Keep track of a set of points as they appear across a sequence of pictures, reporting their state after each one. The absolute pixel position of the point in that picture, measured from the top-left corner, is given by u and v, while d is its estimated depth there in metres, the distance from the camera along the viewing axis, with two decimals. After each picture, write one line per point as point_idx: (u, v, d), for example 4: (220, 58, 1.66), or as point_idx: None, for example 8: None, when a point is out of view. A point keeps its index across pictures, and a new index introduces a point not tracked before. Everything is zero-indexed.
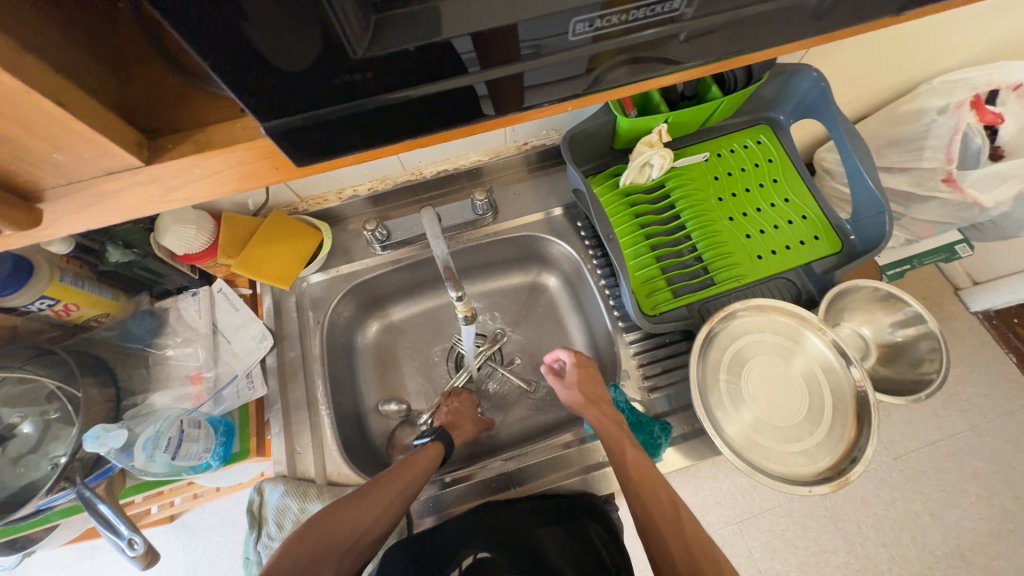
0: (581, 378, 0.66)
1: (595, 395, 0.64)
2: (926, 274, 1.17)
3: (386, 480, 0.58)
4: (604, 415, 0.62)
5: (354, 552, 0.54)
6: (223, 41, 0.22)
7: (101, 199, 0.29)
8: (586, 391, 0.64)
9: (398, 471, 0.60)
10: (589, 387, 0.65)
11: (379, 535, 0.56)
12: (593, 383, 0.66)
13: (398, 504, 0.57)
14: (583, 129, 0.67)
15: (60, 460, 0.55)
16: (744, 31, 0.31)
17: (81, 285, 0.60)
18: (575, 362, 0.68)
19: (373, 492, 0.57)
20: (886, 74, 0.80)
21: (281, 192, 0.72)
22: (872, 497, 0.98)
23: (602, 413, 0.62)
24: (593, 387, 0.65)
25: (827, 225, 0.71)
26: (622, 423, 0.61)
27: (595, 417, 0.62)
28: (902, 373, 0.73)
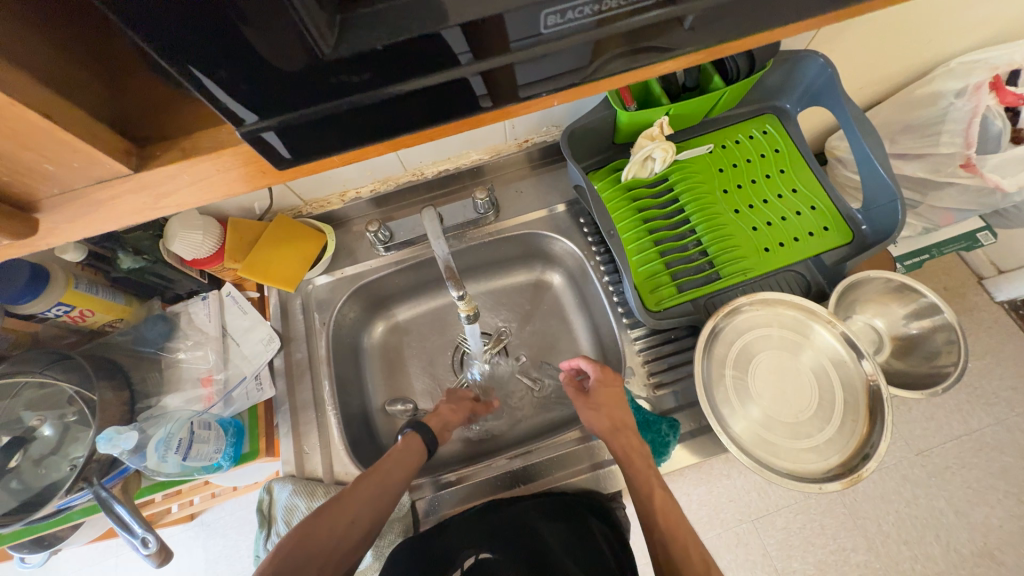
0: (606, 399, 0.62)
1: (622, 423, 0.60)
2: (947, 263, 1.13)
3: (362, 480, 0.57)
4: (630, 446, 0.58)
5: (340, 554, 0.52)
6: (197, 46, 0.22)
7: (94, 208, 0.29)
8: (612, 417, 0.61)
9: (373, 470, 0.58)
10: (617, 412, 0.61)
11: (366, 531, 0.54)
12: (622, 409, 0.61)
13: (379, 501, 0.56)
14: (583, 124, 0.67)
15: (78, 462, 0.56)
16: (730, 17, 0.30)
17: (95, 291, 0.61)
18: (602, 381, 0.64)
19: (348, 494, 0.55)
20: (899, 57, 0.78)
21: (285, 196, 0.73)
22: (893, 494, 0.95)
23: (628, 444, 0.59)
24: (622, 412, 0.61)
25: (837, 215, 0.69)
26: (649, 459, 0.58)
27: (619, 447, 0.58)
28: (918, 366, 0.71)
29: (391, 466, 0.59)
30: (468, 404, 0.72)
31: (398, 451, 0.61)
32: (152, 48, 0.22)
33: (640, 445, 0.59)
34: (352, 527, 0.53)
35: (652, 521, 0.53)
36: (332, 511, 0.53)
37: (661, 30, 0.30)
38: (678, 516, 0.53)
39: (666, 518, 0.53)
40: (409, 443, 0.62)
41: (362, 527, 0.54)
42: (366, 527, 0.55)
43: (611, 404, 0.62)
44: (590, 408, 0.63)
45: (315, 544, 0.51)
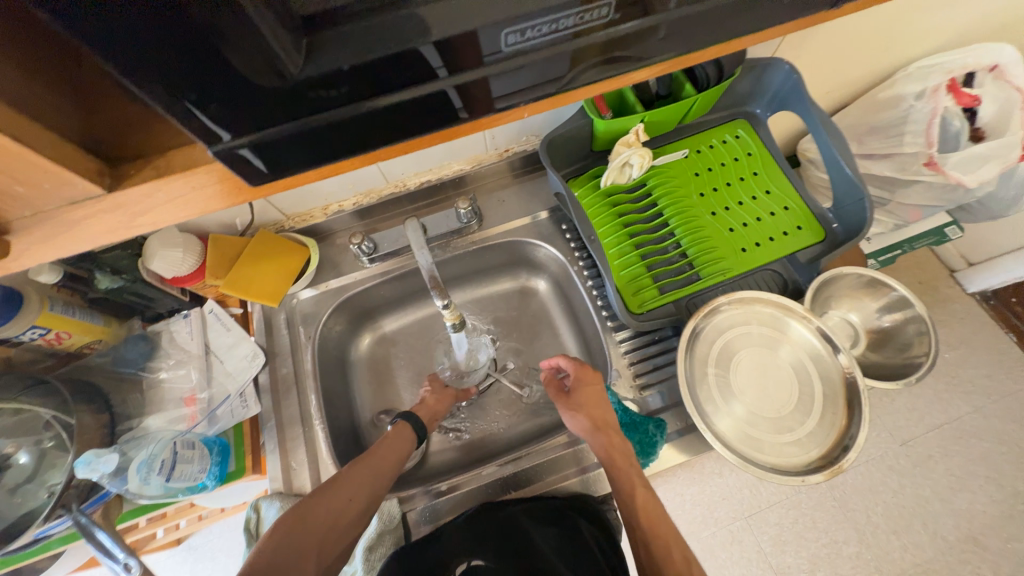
0: (588, 399, 0.63)
1: (603, 422, 0.61)
2: (920, 258, 1.17)
3: (358, 465, 0.58)
4: (612, 444, 0.59)
5: (335, 534, 0.53)
6: (168, 69, 0.23)
7: (67, 228, 0.29)
8: (593, 417, 0.61)
9: (367, 453, 0.60)
10: (599, 411, 0.62)
11: (359, 515, 0.56)
12: (604, 408, 0.62)
13: (374, 483, 0.58)
14: (561, 133, 0.68)
15: (55, 489, 0.55)
16: (689, 30, 0.32)
17: (72, 313, 0.60)
18: (583, 381, 0.65)
19: (344, 477, 0.57)
20: (861, 62, 0.81)
21: (267, 211, 0.73)
22: (879, 485, 0.97)
23: (610, 443, 0.59)
24: (604, 411, 0.62)
25: (810, 214, 0.71)
26: (631, 457, 0.58)
27: (601, 446, 0.59)
28: (892, 358, 0.73)
29: (383, 453, 0.61)
30: (451, 392, 0.74)
31: (390, 439, 0.63)
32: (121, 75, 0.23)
33: (622, 442, 0.59)
34: (350, 504, 0.55)
35: (635, 519, 0.53)
36: (331, 491, 0.55)
37: (622, 43, 0.31)
38: (660, 514, 0.53)
39: (648, 516, 0.53)
40: (399, 431, 0.65)
41: (358, 505, 0.56)
42: (362, 507, 0.56)
43: (592, 404, 0.63)
44: (572, 408, 0.63)
45: (315, 520, 0.52)
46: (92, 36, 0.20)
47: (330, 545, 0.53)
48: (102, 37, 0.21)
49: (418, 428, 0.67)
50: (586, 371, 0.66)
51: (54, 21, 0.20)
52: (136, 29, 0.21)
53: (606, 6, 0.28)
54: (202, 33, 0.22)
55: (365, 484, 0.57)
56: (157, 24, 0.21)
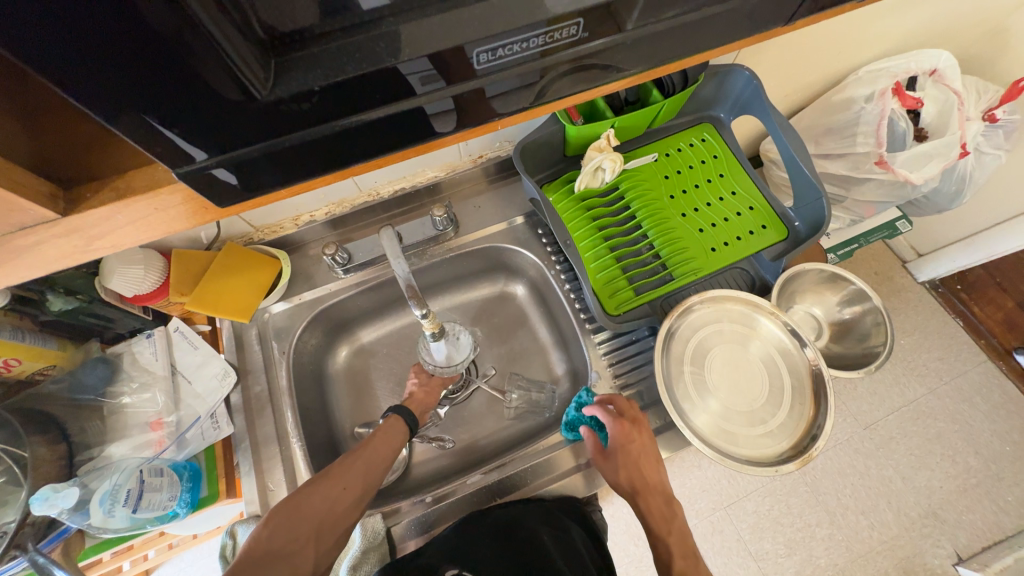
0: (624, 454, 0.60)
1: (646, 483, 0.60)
2: (875, 250, 1.24)
3: (352, 456, 0.57)
4: (652, 504, 0.60)
5: (332, 524, 0.52)
6: (130, 87, 0.22)
7: (16, 254, 0.27)
8: (635, 478, 0.60)
9: (359, 447, 0.59)
10: (642, 470, 0.60)
11: (354, 506, 0.55)
12: (648, 466, 0.61)
13: (370, 473, 0.57)
14: (534, 139, 0.69)
15: (9, 527, 0.51)
16: (656, 45, 0.33)
17: (21, 338, 0.56)
18: (629, 437, 0.60)
19: (339, 467, 0.56)
20: (816, 67, 0.85)
21: (233, 224, 0.70)
22: (847, 467, 1.02)
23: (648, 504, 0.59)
24: (647, 469, 0.61)
25: (773, 214, 0.74)
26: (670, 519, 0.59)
27: (642, 506, 0.60)
28: (852, 348, 0.77)
29: (378, 448, 0.60)
30: (440, 382, 0.74)
31: (384, 434, 0.62)
32: (80, 99, 0.22)
33: (662, 500, 0.60)
34: (344, 492, 0.54)
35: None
36: (325, 480, 0.54)
37: (595, 55, 0.31)
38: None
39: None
40: (391, 424, 0.63)
41: (354, 494, 0.55)
42: (358, 497, 0.55)
43: (635, 464, 0.60)
44: (611, 465, 0.61)
45: (308, 510, 0.51)
46: (52, 66, 0.20)
47: (327, 529, 0.52)
48: (63, 67, 0.20)
49: (411, 419, 0.65)
50: (631, 425, 0.61)
51: (7, 50, 0.19)
52: (97, 56, 0.20)
53: (575, 26, 0.29)
54: (170, 45, 0.21)
55: (360, 474, 0.56)
56: (121, 37, 0.20)
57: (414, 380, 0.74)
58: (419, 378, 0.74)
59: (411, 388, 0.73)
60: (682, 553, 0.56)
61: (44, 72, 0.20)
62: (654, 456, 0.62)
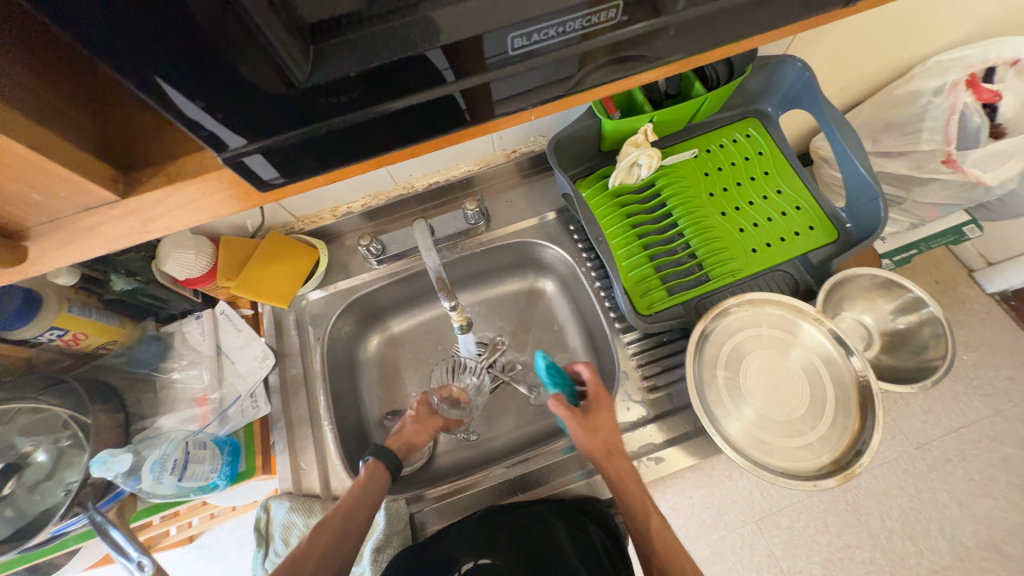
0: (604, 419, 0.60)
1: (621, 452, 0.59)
2: (938, 257, 1.14)
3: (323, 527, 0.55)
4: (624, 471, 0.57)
5: None
6: (179, 74, 0.23)
7: (82, 234, 0.30)
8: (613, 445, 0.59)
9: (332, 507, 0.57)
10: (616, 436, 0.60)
11: None
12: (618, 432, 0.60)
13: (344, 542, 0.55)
14: (569, 134, 0.68)
15: (73, 486, 0.56)
16: (700, 32, 0.31)
17: (88, 314, 0.62)
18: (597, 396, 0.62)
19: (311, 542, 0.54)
20: (877, 57, 0.79)
21: (277, 213, 0.74)
22: (895, 489, 0.95)
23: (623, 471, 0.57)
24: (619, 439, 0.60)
25: (822, 214, 0.70)
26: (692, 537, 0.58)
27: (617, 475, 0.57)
28: (906, 361, 0.72)
29: (355, 503, 0.58)
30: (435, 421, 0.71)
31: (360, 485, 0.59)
32: (138, 87, 0.23)
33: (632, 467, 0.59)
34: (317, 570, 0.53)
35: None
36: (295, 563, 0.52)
37: (630, 44, 0.31)
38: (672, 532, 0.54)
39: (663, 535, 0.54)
40: (370, 475, 0.60)
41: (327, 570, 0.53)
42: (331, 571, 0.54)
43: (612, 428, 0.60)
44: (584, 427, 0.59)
45: None
46: (110, 52, 0.21)
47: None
48: (121, 56, 0.21)
49: (391, 459, 0.62)
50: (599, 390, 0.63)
51: (74, 38, 0.20)
52: (153, 47, 0.22)
53: (614, 9, 0.28)
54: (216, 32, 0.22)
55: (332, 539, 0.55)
56: (169, 23, 0.21)
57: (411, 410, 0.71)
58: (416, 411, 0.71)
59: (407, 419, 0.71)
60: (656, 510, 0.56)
61: (104, 59, 0.22)
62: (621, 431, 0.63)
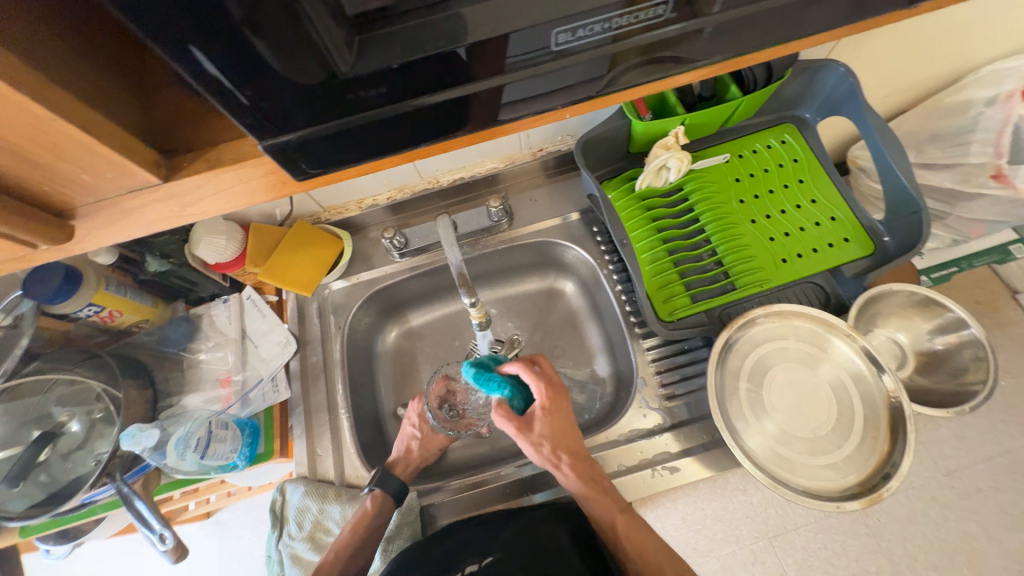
0: (549, 422, 0.60)
1: (573, 452, 0.59)
2: (980, 276, 1.08)
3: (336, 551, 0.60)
4: (578, 474, 0.58)
5: None
6: (224, 62, 0.23)
7: (124, 215, 0.31)
8: (564, 447, 0.59)
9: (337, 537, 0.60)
10: (565, 436, 0.59)
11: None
12: (567, 433, 0.60)
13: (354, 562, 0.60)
14: (598, 134, 0.67)
15: (103, 457, 0.59)
16: (743, 32, 0.30)
17: (124, 293, 0.64)
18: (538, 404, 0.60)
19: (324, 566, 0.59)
20: (926, 65, 0.76)
21: (305, 202, 0.75)
22: (920, 516, 0.91)
23: (580, 472, 0.58)
24: (571, 436, 0.60)
25: (858, 226, 0.67)
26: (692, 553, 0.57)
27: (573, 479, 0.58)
28: (942, 384, 0.68)
29: (362, 534, 0.61)
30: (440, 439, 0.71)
31: (366, 517, 0.61)
32: (190, 73, 0.23)
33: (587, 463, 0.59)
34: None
35: None
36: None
37: (667, 44, 0.30)
38: (638, 531, 0.56)
39: (630, 536, 0.56)
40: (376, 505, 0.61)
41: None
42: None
43: (560, 431, 0.60)
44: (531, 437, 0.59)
45: None
46: (160, 38, 0.21)
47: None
48: (171, 42, 0.22)
49: (395, 485, 0.62)
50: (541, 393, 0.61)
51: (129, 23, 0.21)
52: (200, 36, 0.22)
53: (660, 6, 0.27)
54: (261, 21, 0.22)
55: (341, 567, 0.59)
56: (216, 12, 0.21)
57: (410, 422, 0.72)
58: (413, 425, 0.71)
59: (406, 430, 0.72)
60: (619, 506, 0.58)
61: (156, 43, 0.22)
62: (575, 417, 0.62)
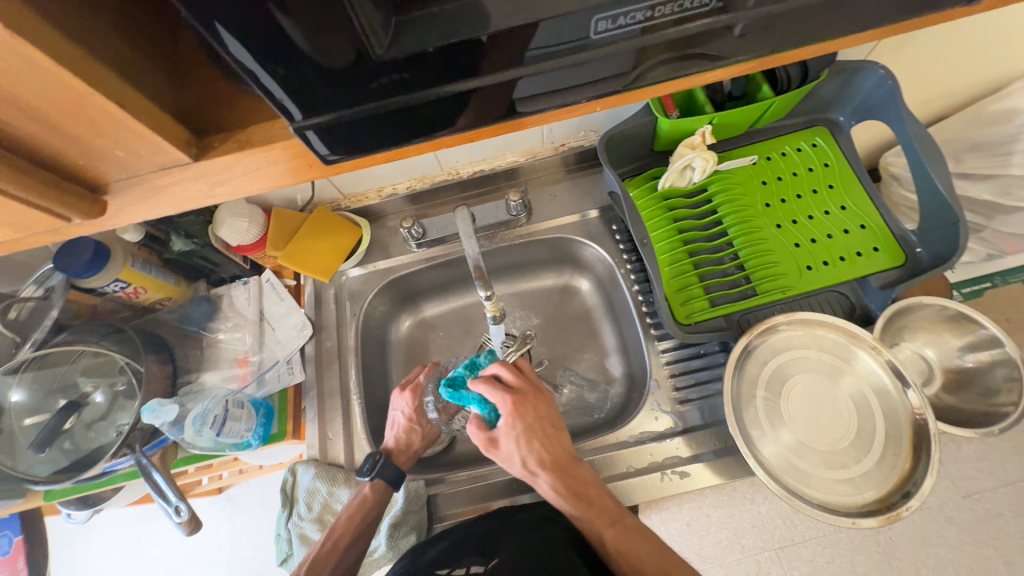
0: (519, 437, 0.57)
1: (548, 464, 0.57)
2: (1013, 294, 1.04)
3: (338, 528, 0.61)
4: (557, 486, 0.57)
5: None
6: (261, 41, 0.23)
7: (155, 192, 0.31)
8: (539, 460, 0.57)
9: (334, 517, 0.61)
10: (540, 450, 0.57)
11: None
12: (541, 448, 0.58)
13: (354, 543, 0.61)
14: (623, 130, 0.66)
15: (123, 428, 0.60)
16: (785, 28, 0.29)
17: (149, 270, 0.66)
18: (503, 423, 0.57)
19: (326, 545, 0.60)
20: (971, 70, 0.72)
21: (326, 189, 0.76)
22: (935, 537, 0.88)
23: (560, 482, 0.57)
24: (548, 446, 0.58)
25: (889, 236, 0.65)
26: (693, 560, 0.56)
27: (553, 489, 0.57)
28: (971, 403, 0.66)
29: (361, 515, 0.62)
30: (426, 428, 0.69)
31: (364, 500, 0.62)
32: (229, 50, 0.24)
33: (568, 472, 0.58)
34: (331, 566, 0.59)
35: None
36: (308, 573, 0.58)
37: (702, 40, 0.29)
38: (631, 546, 0.54)
39: (620, 550, 0.54)
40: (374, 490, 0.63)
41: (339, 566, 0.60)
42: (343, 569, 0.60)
43: (532, 445, 0.58)
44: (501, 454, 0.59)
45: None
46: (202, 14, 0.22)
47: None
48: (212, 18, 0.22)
49: (392, 472, 0.63)
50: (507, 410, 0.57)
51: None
52: (235, 11, 0.22)
53: None
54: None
55: (341, 550, 0.60)
56: None
57: (401, 410, 0.70)
58: (405, 415, 0.69)
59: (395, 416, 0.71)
60: (608, 519, 0.55)
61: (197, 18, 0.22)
62: (554, 423, 0.59)
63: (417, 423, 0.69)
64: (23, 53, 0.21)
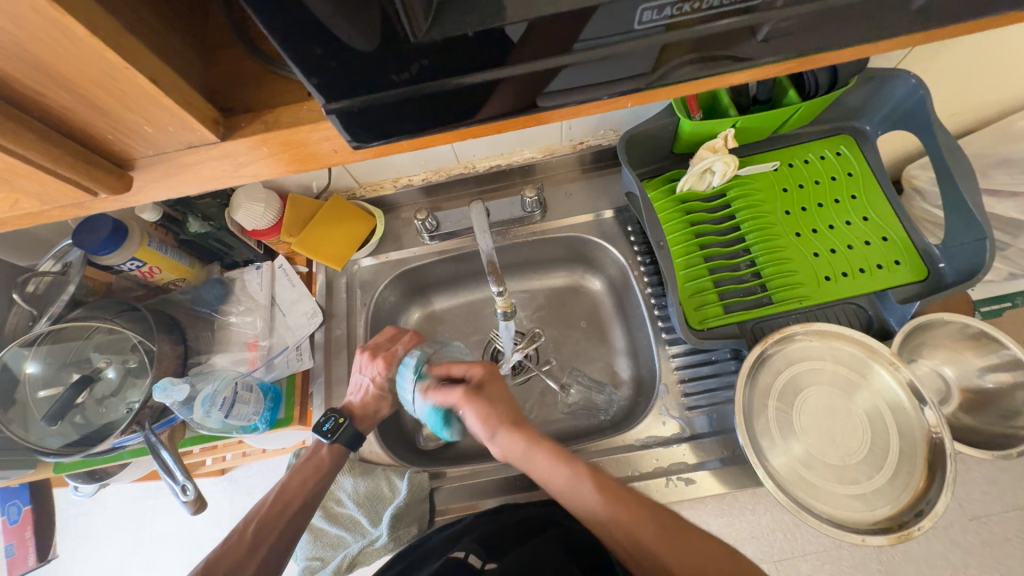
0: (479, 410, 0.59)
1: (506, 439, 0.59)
2: None
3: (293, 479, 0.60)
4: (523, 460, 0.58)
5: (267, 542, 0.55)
6: (298, 20, 0.23)
7: (181, 170, 0.32)
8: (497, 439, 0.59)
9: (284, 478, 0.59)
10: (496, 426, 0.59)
11: (291, 528, 0.57)
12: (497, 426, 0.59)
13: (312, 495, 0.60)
14: (645, 129, 0.65)
15: (134, 405, 0.61)
16: (821, 28, 0.28)
17: (164, 251, 0.67)
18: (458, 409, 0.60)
19: (281, 494, 0.59)
20: (1005, 83, 0.70)
21: (342, 176, 0.76)
22: (938, 559, 0.87)
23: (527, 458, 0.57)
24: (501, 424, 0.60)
25: (912, 249, 0.64)
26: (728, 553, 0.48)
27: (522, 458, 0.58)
28: (989, 425, 0.64)
29: (317, 478, 0.61)
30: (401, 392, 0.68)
31: (322, 464, 0.61)
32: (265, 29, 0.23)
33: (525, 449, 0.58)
34: (285, 513, 0.58)
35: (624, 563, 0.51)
36: (257, 534, 0.56)
37: (733, 39, 0.28)
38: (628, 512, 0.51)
39: (616, 521, 0.51)
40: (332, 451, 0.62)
41: (292, 514, 0.58)
42: (293, 525, 0.58)
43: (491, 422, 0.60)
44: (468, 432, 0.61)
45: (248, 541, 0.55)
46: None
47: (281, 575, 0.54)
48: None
49: (352, 433, 0.63)
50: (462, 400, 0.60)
51: None
52: None
53: None
54: None
55: (290, 513, 0.58)
56: None
57: (374, 377, 0.65)
58: (377, 382, 0.65)
59: (363, 380, 0.66)
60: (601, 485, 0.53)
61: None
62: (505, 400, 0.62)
63: (386, 394, 0.66)
64: (61, 23, 0.21)
